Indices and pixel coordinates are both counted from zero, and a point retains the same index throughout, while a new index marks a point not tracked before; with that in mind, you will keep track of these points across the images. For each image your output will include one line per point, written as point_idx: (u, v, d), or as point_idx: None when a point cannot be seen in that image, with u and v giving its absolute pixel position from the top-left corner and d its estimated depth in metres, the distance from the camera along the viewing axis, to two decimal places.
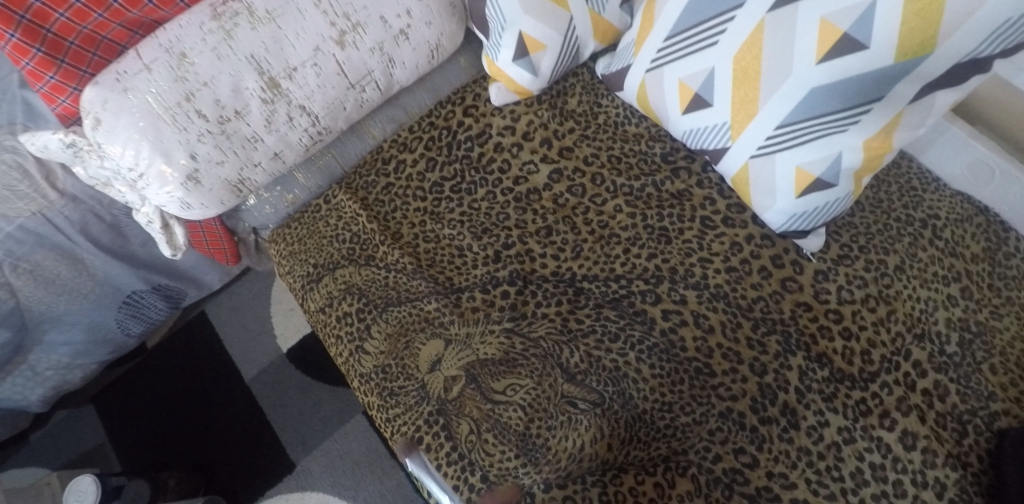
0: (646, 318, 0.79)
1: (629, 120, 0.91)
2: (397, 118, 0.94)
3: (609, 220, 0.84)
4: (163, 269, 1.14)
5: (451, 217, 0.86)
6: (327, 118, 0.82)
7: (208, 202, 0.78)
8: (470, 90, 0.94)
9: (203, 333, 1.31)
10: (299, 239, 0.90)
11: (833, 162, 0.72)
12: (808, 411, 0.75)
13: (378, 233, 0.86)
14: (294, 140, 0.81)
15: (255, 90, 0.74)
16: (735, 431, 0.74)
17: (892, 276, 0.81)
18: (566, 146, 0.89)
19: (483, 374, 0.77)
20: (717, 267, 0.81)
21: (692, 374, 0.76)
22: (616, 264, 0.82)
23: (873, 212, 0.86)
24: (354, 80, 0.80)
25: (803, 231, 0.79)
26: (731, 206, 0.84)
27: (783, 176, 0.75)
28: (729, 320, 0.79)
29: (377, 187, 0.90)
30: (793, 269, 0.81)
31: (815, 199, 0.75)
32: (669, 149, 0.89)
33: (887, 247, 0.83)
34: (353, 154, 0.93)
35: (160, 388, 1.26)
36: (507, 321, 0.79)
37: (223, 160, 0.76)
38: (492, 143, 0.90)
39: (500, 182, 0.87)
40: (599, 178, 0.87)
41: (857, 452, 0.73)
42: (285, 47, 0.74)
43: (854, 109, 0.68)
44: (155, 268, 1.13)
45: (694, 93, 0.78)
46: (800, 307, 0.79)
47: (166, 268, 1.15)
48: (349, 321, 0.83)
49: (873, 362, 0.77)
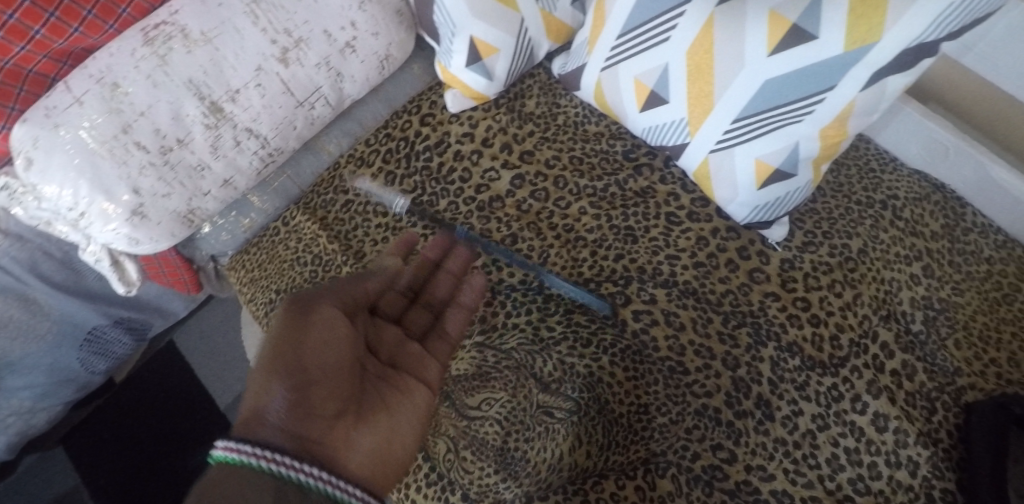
0: (617, 320, 0.78)
1: (588, 119, 0.90)
2: (352, 132, 0.92)
3: (574, 223, 0.83)
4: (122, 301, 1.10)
5: (414, 231, 0.84)
6: (277, 139, 0.79)
7: (158, 236, 0.75)
8: (426, 98, 0.91)
9: (173, 362, 1.27)
10: (259, 264, 0.88)
11: (790, 153, 0.72)
12: (782, 402, 0.75)
13: (339, 253, 0.83)
14: (244, 164, 0.78)
15: (197, 116, 0.71)
16: (711, 428, 0.74)
17: (855, 260, 0.82)
18: (526, 150, 0.88)
19: (456, 390, 0.77)
20: (685, 263, 0.81)
21: (665, 373, 0.76)
22: (584, 268, 0.81)
23: (834, 197, 0.87)
24: (302, 98, 0.77)
25: (768, 221, 0.79)
26: (695, 201, 0.84)
27: (743, 169, 0.75)
28: (700, 316, 0.78)
29: (336, 205, 0.87)
30: (759, 259, 0.81)
31: (776, 189, 0.74)
32: (630, 146, 0.88)
33: (849, 230, 0.84)
34: (310, 173, 0.91)
35: (132, 424, 1.22)
36: (478, 335, 0.79)
37: (169, 192, 0.72)
38: (451, 152, 0.88)
39: (462, 191, 0.86)
40: (561, 181, 0.85)
41: (832, 438, 0.74)
42: (225, 69, 0.71)
43: (808, 99, 0.67)
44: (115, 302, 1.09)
45: (650, 91, 0.77)
46: (769, 297, 0.79)
47: (127, 300, 1.11)
48: None
49: (842, 347, 0.77)
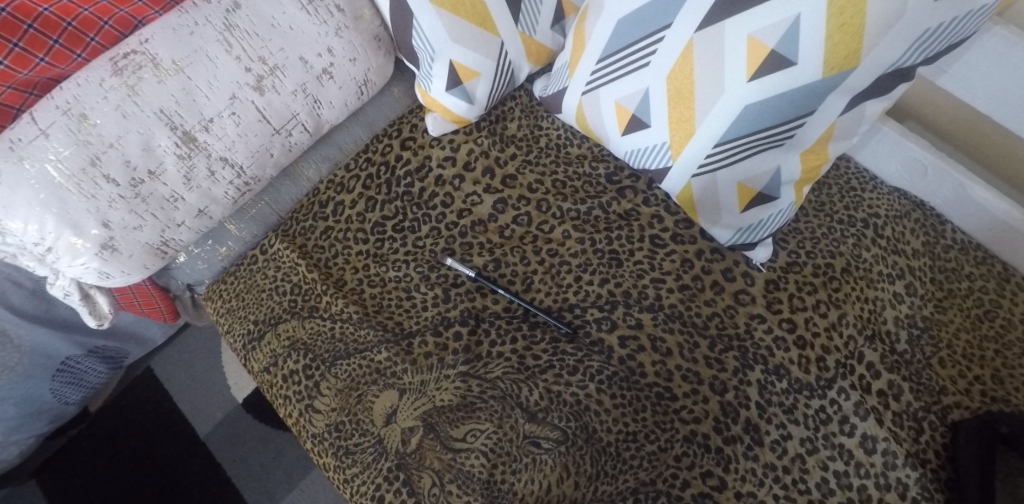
0: (603, 347, 0.77)
1: (570, 141, 0.89)
2: (332, 157, 0.90)
3: (559, 247, 0.82)
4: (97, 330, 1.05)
5: (396, 258, 0.83)
6: (253, 167, 0.77)
7: (130, 268, 0.73)
8: (406, 121, 0.90)
9: (150, 391, 1.23)
10: (236, 294, 0.85)
11: (773, 176, 0.72)
12: (770, 426, 0.74)
13: (319, 282, 0.81)
14: (219, 194, 0.76)
15: (169, 146, 0.69)
16: (700, 454, 0.73)
17: (839, 279, 0.82)
18: (508, 173, 0.87)
19: (441, 422, 0.74)
20: (671, 286, 0.80)
21: (653, 399, 0.75)
22: (569, 293, 0.80)
23: (817, 216, 0.87)
24: (278, 125, 0.76)
25: (751, 243, 0.78)
26: (679, 222, 0.83)
27: (726, 193, 0.74)
28: (686, 340, 0.77)
29: (316, 232, 0.85)
30: (744, 281, 0.80)
31: (758, 212, 0.74)
32: (613, 168, 0.87)
33: (832, 250, 0.84)
34: (289, 199, 0.89)
35: (108, 456, 1.18)
36: (461, 365, 0.77)
37: (141, 224, 0.70)
38: (432, 177, 0.86)
39: (444, 216, 0.85)
40: (545, 204, 0.84)
41: (821, 462, 0.73)
42: (198, 98, 0.69)
43: (790, 124, 0.67)
44: (90, 332, 1.04)
45: (631, 114, 0.76)
46: (755, 319, 0.79)
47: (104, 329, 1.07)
48: (296, 380, 0.79)
49: (828, 369, 0.77)
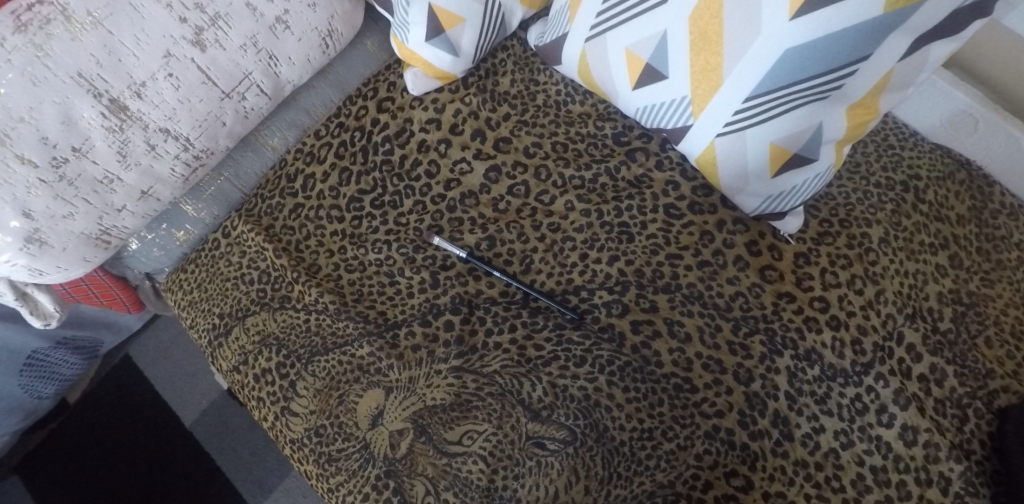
0: (614, 334, 0.69)
1: (571, 98, 0.77)
2: (299, 122, 0.79)
3: (562, 222, 0.72)
4: (75, 322, 0.96)
5: (376, 238, 0.73)
6: (202, 138, 0.66)
7: (67, 263, 0.63)
8: (382, 78, 0.78)
9: (129, 379, 1.15)
10: (199, 284, 0.75)
11: (813, 135, 0.61)
12: (801, 419, 0.67)
13: (289, 269, 0.72)
14: (164, 172, 0.65)
15: (94, 118, 0.57)
16: (724, 452, 0.65)
17: (877, 251, 0.72)
18: (501, 136, 0.76)
19: (434, 423, 0.66)
20: (688, 263, 0.70)
21: (671, 392, 0.67)
22: (574, 274, 0.71)
23: (851, 179, 0.76)
24: (227, 88, 0.65)
25: (781, 212, 0.69)
26: (696, 189, 0.73)
27: (755, 155, 0.63)
28: (707, 324, 0.69)
29: (284, 210, 0.75)
30: (771, 255, 0.71)
31: (792, 177, 0.64)
32: (621, 128, 0.76)
33: (869, 217, 0.74)
34: (252, 173, 0.78)
35: (89, 448, 1.11)
36: (454, 359, 0.68)
37: (72, 212, 0.60)
38: (414, 142, 0.75)
39: (429, 188, 0.74)
40: (544, 172, 0.74)
41: (856, 456, 0.66)
42: (124, 58, 0.57)
43: (840, 72, 0.55)
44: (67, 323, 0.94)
45: (645, 64, 0.65)
46: (783, 299, 0.70)
47: (78, 319, 0.97)
48: (269, 380, 0.70)
49: (865, 353, 0.68)
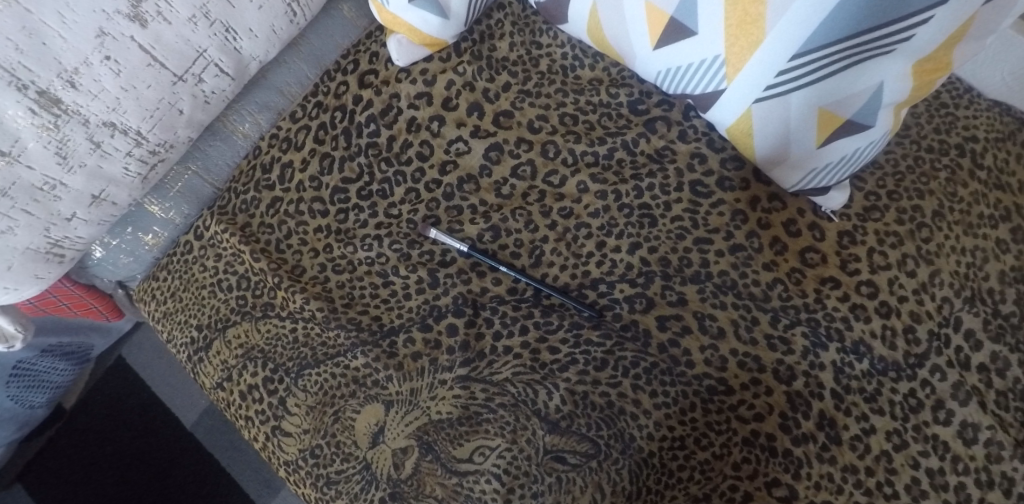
0: (638, 331, 0.61)
1: (579, 61, 0.67)
2: (272, 104, 0.70)
3: (575, 207, 0.64)
4: (60, 329, 0.89)
5: (365, 233, 0.65)
6: (156, 130, 0.58)
7: (17, 283, 0.56)
8: (363, 48, 0.69)
9: (126, 380, 1.09)
10: (173, 293, 0.68)
11: (870, 97, 0.52)
12: (849, 419, 0.60)
13: (269, 273, 0.64)
14: (115, 172, 0.57)
15: (22, 114, 0.48)
16: (765, 460, 0.59)
17: (931, 226, 0.63)
18: (502, 110, 0.66)
19: (441, 440, 0.60)
20: (719, 248, 0.62)
21: (704, 396, 0.60)
22: (590, 265, 0.63)
23: (901, 143, 0.67)
24: (179, 70, 0.56)
25: (824, 187, 0.60)
26: (725, 162, 0.63)
27: (799, 122, 0.54)
28: (742, 317, 0.61)
29: (261, 206, 0.67)
30: (812, 235, 0.62)
31: (841, 146, 0.55)
32: (638, 94, 0.66)
33: (921, 188, 0.65)
34: (223, 164, 0.69)
35: (90, 452, 1.06)
36: (460, 367, 0.61)
37: (11, 226, 0.52)
38: (402, 122, 0.66)
39: (422, 174, 0.65)
40: (552, 148, 0.65)
41: (911, 459, 0.59)
42: (49, 40, 0.47)
43: (914, 18, 0.46)
44: (50, 330, 0.87)
45: (669, 18, 0.54)
46: (826, 285, 0.61)
47: (60, 324, 0.89)
48: (256, 397, 0.63)
49: (919, 342, 0.61)
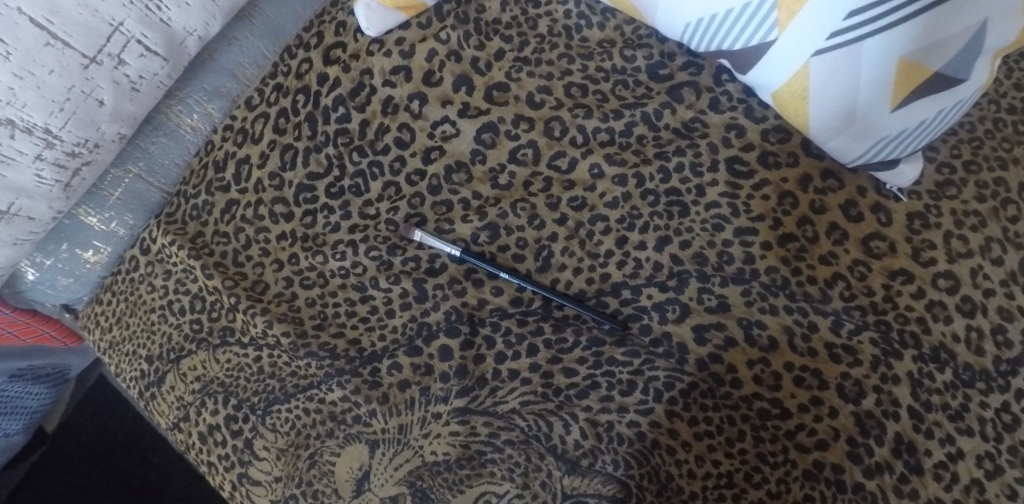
0: (671, 345, 0.51)
1: (586, 20, 0.56)
2: (224, 90, 0.59)
3: (588, 196, 0.52)
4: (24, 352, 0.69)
5: (337, 239, 0.54)
6: (70, 127, 0.47)
7: None
8: (328, 18, 0.58)
9: (107, 399, 0.92)
10: (119, 319, 0.58)
11: (966, 43, 0.41)
12: (931, 444, 0.48)
13: (226, 292, 0.54)
14: (23, 180, 0.47)
15: None
16: (832, 497, 0.48)
17: (1019, 202, 0.51)
18: (495, 82, 0.54)
19: (438, 488, 0.50)
20: (765, 239, 0.50)
21: (754, 422, 0.50)
22: (609, 266, 0.52)
23: (978, 103, 0.55)
24: (91, 49, 0.45)
25: (893, 161, 0.48)
26: (767, 134, 0.51)
27: (872, 78, 0.42)
28: (796, 323, 0.50)
29: (215, 211, 0.56)
30: (877, 218, 0.50)
31: (922, 108, 0.43)
32: (659, 56, 0.54)
33: (1003, 156, 0.53)
34: (171, 165, 0.59)
35: (65, 483, 0.88)
36: (457, 398, 0.51)
37: None
38: (375, 102, 0.55)
39: (401, 165, 0.54)
40: (557, 126, 0.53)
41: (1008, 488, 0.47)
42: None
43: None
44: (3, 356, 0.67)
45: None
46: (897, 280, 0.49)
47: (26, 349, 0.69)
48: (218, 440, 0.53)
49: (1011, 346, 0.49)
